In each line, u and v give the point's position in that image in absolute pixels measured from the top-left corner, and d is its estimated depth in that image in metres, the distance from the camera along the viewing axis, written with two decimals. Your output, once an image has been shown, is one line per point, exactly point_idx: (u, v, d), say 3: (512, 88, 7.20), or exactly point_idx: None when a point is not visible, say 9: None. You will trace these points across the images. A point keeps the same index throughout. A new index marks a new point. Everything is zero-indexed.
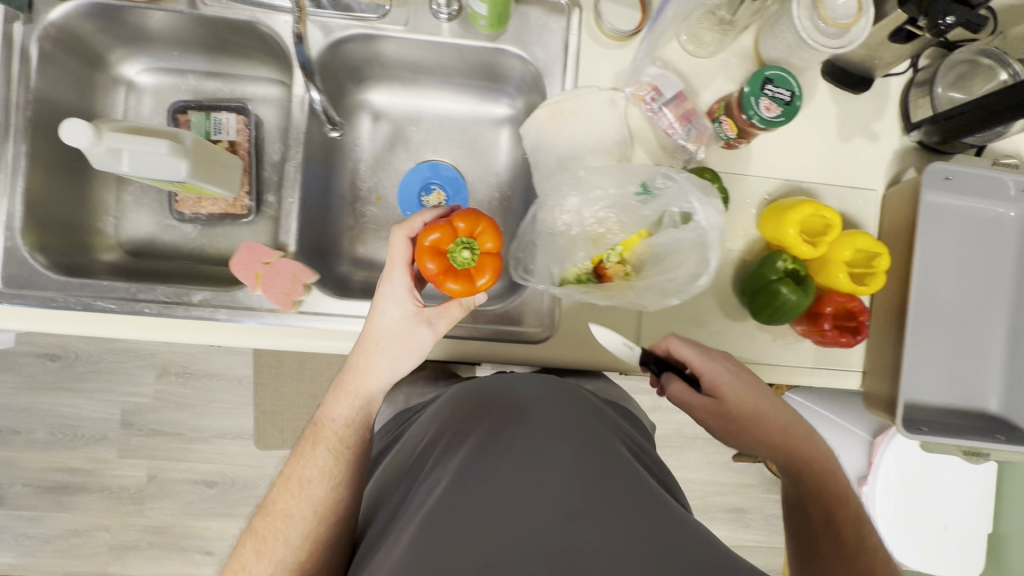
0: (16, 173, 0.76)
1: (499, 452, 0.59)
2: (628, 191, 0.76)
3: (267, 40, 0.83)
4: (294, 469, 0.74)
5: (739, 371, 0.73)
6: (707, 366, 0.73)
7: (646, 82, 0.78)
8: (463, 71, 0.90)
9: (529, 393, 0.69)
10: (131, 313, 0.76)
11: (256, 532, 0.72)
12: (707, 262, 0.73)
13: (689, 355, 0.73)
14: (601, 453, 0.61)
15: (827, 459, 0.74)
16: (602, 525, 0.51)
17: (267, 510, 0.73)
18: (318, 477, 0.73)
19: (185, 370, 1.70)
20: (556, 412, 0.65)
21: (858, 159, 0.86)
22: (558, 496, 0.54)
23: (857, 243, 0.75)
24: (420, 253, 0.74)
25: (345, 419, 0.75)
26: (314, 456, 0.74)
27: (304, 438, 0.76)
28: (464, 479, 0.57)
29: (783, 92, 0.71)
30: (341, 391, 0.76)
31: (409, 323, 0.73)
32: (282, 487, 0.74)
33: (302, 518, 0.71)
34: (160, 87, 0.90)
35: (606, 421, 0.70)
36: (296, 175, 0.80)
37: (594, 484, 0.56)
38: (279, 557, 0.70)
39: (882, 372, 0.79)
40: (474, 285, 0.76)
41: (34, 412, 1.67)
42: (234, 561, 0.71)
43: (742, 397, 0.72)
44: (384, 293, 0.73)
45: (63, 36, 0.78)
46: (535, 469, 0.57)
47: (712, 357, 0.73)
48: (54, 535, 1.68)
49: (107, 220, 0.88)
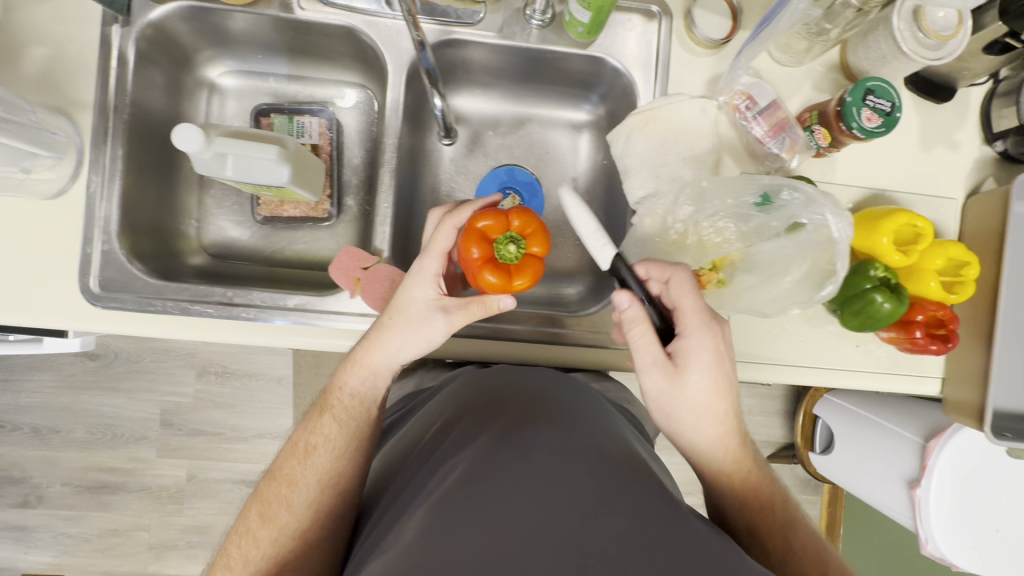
0: (113, 177, 0.76)
1: (519, 447, 0.57)
2: (746, 202, 0.74)
3: (360, 43, 0.83)
4: (301, 438, 0.73)
5: (723, 347, 0.66)
6: (691, 323, 0.65)
7: (741, 90, 0.78)
8: (546, 76, 0.90)
9: (563, 398, 0.68)
10: (229, 318, 0.76)
11: (260, 497, 0.69)
12: (834, 274, 0.71)
13: (683, 300, 0.67)
14: (625, 458, 0.59)
15: (766, 472, 0.71)
16: (622, 523, 0.48)
17: (272, 475, 0.71)
18: (324, 446, 0.71)
19: (226, 370, 1.61)
20: (571, 415, 0.64)
21: (939, 168, 0.86)
22: (576, 493, 0.51)
23: (949, 253, 0.76)
24: (467, 235, 0.76)
25: (353, 390, 0.73)
26: (323, 425, 0.72)
27: (314, 407, 0.75)
28: (482, 466, 0.55)
29: (885, 103, 0.72)
30: (351, 360, 0.73)
31: (425, 306, 0.70)
32: (288, 453, 0.72)
33: (306, 485, 0.69)
34: (245, 90, 0.91)
35: (619, 425, 0.69)
36: (389, 181, 0.80)
37: (614, 484, 0.53)
38: (280, 524, 0.67)
39: (966, 380, 0.80)
40: (509, 281, 0.76)
41: (73, 411, 1.59)
42: (235, 527, 0.68)
43: (706, 374, 0.65)
44: (411, 270, 0.71)
45: (157, 37, 0.78)
46: (554, 465, 0.54)
47: (704, 319, 0.66)
48: (93, 534, 1.61)
49: (191, 223, 0.88)
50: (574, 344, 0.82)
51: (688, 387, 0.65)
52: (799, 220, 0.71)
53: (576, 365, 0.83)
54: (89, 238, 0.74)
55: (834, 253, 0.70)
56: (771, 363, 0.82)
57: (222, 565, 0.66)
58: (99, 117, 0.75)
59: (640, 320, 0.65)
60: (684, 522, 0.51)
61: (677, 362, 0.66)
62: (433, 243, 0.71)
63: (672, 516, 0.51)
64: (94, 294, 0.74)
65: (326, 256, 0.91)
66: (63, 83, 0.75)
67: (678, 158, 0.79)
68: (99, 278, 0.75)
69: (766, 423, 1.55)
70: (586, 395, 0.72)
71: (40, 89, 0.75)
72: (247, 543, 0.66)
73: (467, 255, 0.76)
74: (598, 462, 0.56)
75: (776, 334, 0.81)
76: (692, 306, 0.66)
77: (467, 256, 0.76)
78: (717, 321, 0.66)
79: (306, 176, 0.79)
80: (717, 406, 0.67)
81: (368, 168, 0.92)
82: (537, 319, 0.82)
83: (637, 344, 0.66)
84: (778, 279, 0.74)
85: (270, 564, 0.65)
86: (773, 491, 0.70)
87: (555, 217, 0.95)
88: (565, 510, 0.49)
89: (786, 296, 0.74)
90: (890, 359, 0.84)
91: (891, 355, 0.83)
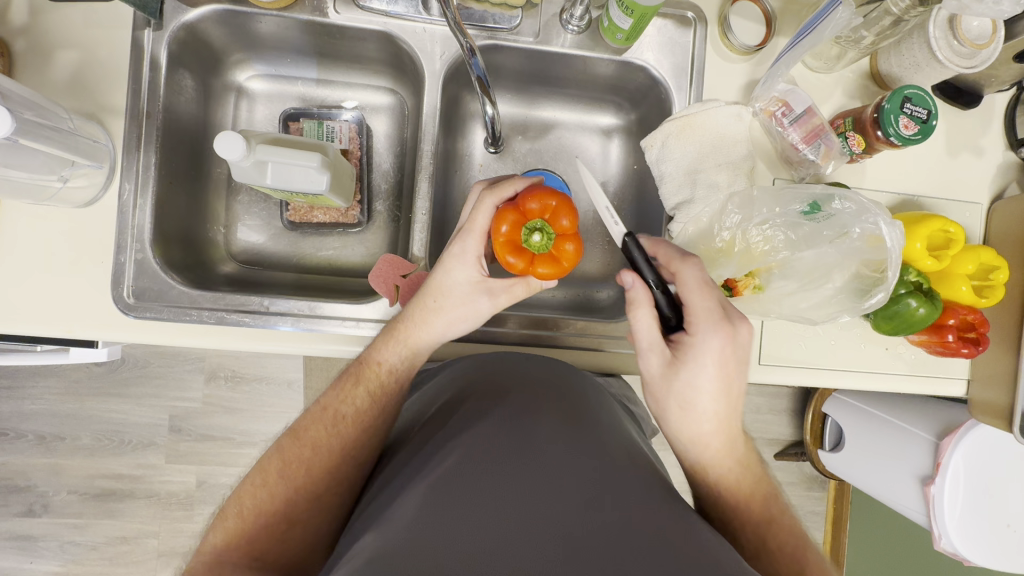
0: (146, 184, 0.74)
1: (522, 429, 0.53)
2: (794, 210, 0.75)
3: (396, 48, 0.82)
4: (330, 402, 0.67)
5: (734, 350, 0.59)
6: (702, 321, 0.59)
7: (777, 96, 0.79)
8: (577, 81, 0.90)
9: (572, 382, 0.65)
10: (266, 327, 0.75)
11: (280, 455, 0.63)
12: (883, 280, 0.73)
13: (693, 298, 0.60)
14: (628, 448, 0.56)
15: (753, 464, 0.64)
16: (624, 521, 0.45)
17: (294, 435, 0.65)
18: (354, 416, 0.66)
19: (235, 375, 1.47)
20: (578, 399, 0.61)
21: (966, 174, 0.87)
22: (580, 482, 0.48)
23: (981, 257, 0.77)
24: (542, 196, 0.69)
25: (391, 366, 0.68)
26: (354, 395, 0.67)
27: (343, 373, 0.69)
28: (484, 449, 0.51)
29: (921, 110, 0.72)
30: (392, 337, 0.69)
31: (469, 288, 0.69)
32: (314, 418, 0.66)
33: (331, 450, 0.63)
34: (274, 94, 0.91)
35: (616, 406, 0.66)
36: (426, 188, 0.80)
37: (618, 480, 0.49)
38: (298, 483, 0.61)
39: (996, 382, 0.81)
40: (493, 240, 0.69)
41: (80, 418, 1.45)
42: (247, 480, 0.62)
43: (708, 374, 0.59)
44: (453, 254, 0.68)
45: (189, 39, 0.77)
46: (558, 456, 0.50)
47: (714, 316, 0.59)
48: (101, 542, 1.46)
49: (218, 229, 0.87)
50: (609, 351, 0.81)
51: (684, 381, 0.59)
52: (850, 229, 0.73)
53: (610, 371, 0.83)
54: (122, 246, 0.73)
55: (886, 259, 0.72)
56: (807, 370, 0.81)
57: (227, 516, 0.59)
58: (132, 123, 0.74)
59: (643, 302, 0.61)
60: (689, 526, 0.47)
61: (682, 354, 0.59)
62: (475, 225, 0.68)
63: (678, 519, 0.48)
64: (128, 304, 0.73)
65: (356, 262, 0.90)
66: (95, 89, 0.75)
67: (715, 164, 0.79)
68: (132, 287, 0.73)
69: (774, 421, 1.49)
70: (595, 387, 0.67)
71: (72, 95, 0.74)
72: (261, 498, 0.60)
73: (527, 199, 0.69)
74: (604, 455, 0.52)
75: (811, 340, 0.81)
76: (701, 302, 0.60)
77: (522, 202, 0.69)
78: (728, 321, 0.59)
79: (340, 183, 0.79)
80: (712, 406, 0.60)
81: (398, 174, 0.92)
82: (572, 327, 0.80)
83: (639, 326, 0.61)
84: (822, 284, 0.74)
85: (283, 522, 0.59)
86: (759, 481, 0.63)
87: (585, 222, 0.94)
88: (565, 505, 0.45)
89: (831, 302, 0.75)
90: (920, 362, 0.84)
91: (922, 360, 0.84)
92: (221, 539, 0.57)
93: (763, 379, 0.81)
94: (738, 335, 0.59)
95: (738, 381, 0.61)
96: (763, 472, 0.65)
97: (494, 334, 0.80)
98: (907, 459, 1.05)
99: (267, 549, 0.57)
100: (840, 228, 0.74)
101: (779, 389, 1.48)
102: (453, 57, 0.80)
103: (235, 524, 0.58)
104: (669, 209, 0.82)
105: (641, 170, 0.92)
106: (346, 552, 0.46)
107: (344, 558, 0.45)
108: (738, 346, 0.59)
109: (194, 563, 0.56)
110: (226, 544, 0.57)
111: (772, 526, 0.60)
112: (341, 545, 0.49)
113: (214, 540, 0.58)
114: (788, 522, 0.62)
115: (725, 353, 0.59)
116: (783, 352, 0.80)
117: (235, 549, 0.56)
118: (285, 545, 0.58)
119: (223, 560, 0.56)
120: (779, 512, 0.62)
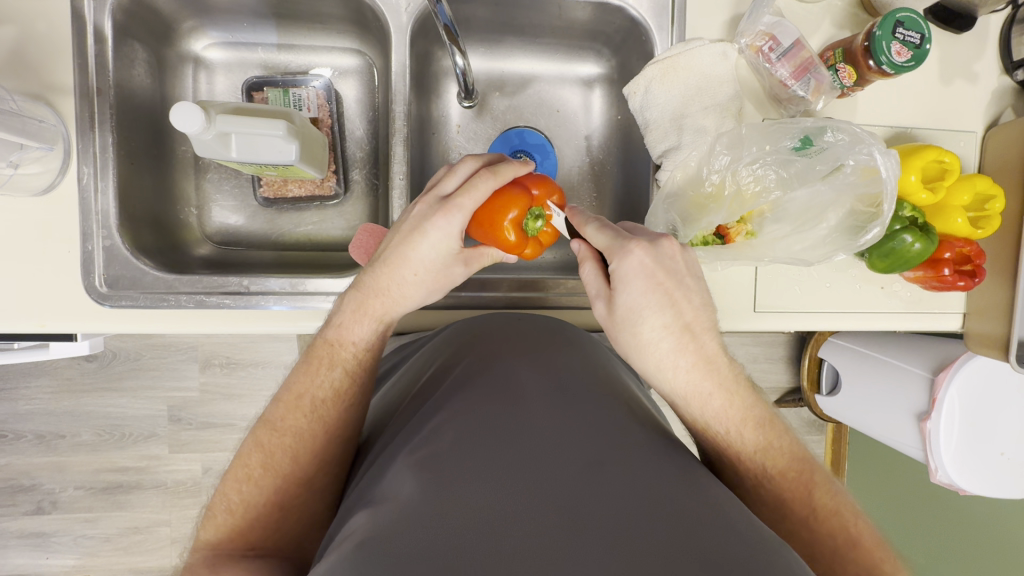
0: (105, 167, 0.71)
1: (513, 404, 0.50)
2: (785, 146, 0.73)
3: (359, 5, 0.77)
4: (303, 388, 0.63)
5: (657, 260, 0.56)
6: (609, 250, 0.57)
7: (763, 30, 0.75)
8: (552, 28, 0.85)
9: (561, 343, 0.62)
10: (249, 307, 0.72)
11: (260, 448, 0.60)
12: (879, 215, 0.71)
13: (596, 238, 0.59)
14: (628, 408, 0.54)
15: (737, 386, 0.58)
16: (628, 481, 0.43)
17: (271, 427, 0.61)
18: (333, 397, 0.63)
19: (230, 361, 1.45)
20: (572, 362, 0.58)
21: (961, 102, 0.83)
22: (576, 451, 0.45)
23: (977, 186, 0.75)
24: (545, 185, 0.70)
25: (366, 343, 0.65)
26: (330, 377, 0.63)
27: (312, 356, 0.65)
28: (478, 420, 0.48)
29: (914, 35, 0.69)
30: (361, 310, 0.65)
31: (447, 260, 0.64)
32: (289, 405, 0.62)
33: (314, 436, 0.60)
34: (233, 63, 0.86)
35: (611, 361, 0.64)
36: (401, 151, 0.77)
37: (618, 439, 0.48)
38: (285, 472, 0.59)
39: (993, 312, 0.80)
40: (502, 223, 0.66)
41: (77, 415, 1.43)
42: (230, 474, 0.59)
43: (641, 291, 0.55)
44: (436, 225, 0.62)
45: (134, 6, 0.72)
46: (554, 424, 0.48)
47: (620, 240, 0.56)
48: (114, 534, 1.47)
49: (190, 210, 0.84)
50: None
51: (623, 309, 0.56)
52: (844, 162, 0.71)
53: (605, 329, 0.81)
54: (87, 234, 0.69)
55: (881, 193, 0.70)
56: (801, 314, 0.80)
57: (216, 512, 0.57)
58: (82, 101, 0.70)
59: (588, 257, 0.60)
60: (693, 479, 0.46)
61: (612, 287, 0.57)
62: (466, 201, 0.61)
63: (682, 474, 0.46)
64: (101, 293, 0.70)
65: (337, 236, 0.87)
66: (38, 66, 0.70)
67: (702, 107, 0.76)
68: (104, 275, 0.70)
69: (771, 369, 1.49)
70: (591, 345, 0.65)
71: (13, 75, 0.69)
72: (248, 490, 0.58)
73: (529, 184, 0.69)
74: (603, 418, 0.50)
75: (806, 283, 0.80)
76: (603, 237, 0.58)
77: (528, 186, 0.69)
78: (636, 236, 0.56)
79: (311, 152, 0.76)
80: (661, 321, 0.56)
81: (372, 140, 0.88)
82: (563, 287, 0.78)
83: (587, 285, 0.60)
84: (815, 225, 0.73)
85: (275, 511, 0.57)
86: (747, 408, 0.58)
87: (570, 179, 0.91)
88: (563, 468, 0.43)
89: (825, 242, 0.73)
90: (917, 298, 0.82)
91: (919, 296, 0.82)
92: (216, 535, 0.56)
93: (759, 326, 0.80)
94: (655, 246, 0.56)
95: (685, 290, 0.56)
96: (752, 391, 0.60)
97: (484, 298, 0.78)
98: (900, 395, 1.05)
99: (264, 538, 0.56)
100: (833, 162, 0.71)
101: (774, 337, 1.48)
102: (420, 10, 0.75)
103: (225, 519, 0.56)
104: (655, 157, 0.79)
105: (625, 120, 0.88)
106: (342, 531, 0.44)
107: (337, 538, 0.43)
108: (662, 256, 0.56)
109: (190, 561, 0.55)
110: (221, 539, 0.55)
111: (761, 452, 0.57)
112: (336, 525, 0.47)
113: (208, 535, 0.56)
114: (790, 444, 0.59)
115: (645, 269, 0.55)
116: (779, 295, 0.79)
117: (228, 542, 0.55)
118: (281, 532, 0.57)
119: (220, 556, 0.54)
120: (780, 432, 0.59)
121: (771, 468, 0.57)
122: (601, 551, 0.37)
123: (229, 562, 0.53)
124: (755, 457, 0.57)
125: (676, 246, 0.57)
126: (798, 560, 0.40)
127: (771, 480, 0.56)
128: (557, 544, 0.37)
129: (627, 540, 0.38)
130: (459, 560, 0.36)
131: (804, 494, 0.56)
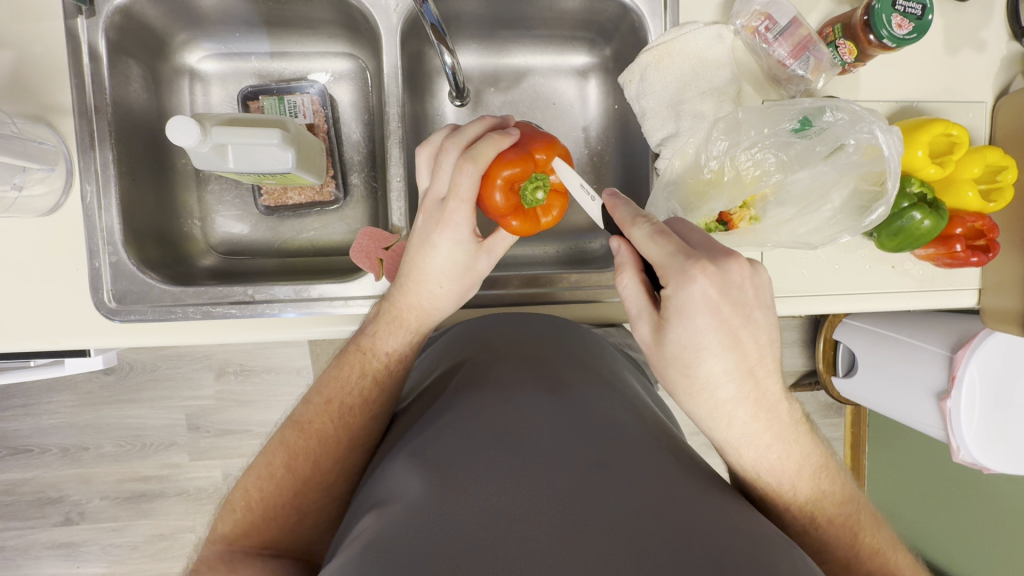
0: (107, 184, 0.71)
1: (518, 404, 0.50)
2: (784, 129, 0.72)
3: (348, 9, 0.77)
4: (332, 392, 0.64)
5: (723, 289, 0.48)
6: (667, 274, 0.50)
7: (759, 10, 0.73)
8: (544, 20, 0.85)
9: (566, 345, 0.62)
10: (255, 316, 0.73)
11: (284, 448, 0.61)
12: (884, 193, 0.70)
13: (650, 249, 0.52)
14: (634, 407, 0.53)
15: (800, 438, 0.55)
16: (633, 482, 0.43)
17: (296, 427, 0.62)
18: (360, 405, 0.63)
19: (244, 368, 1.46)
20: (580, 362, 0.58)
21: (969, 72, 0.81)
22: (582, 452, 0.45)
23: (988, 158, 0.73)
24: (490, 183, 0.63)
25: (397, 354, 0.65)
26: (360, 385, 0.64)
27: (343, 360, 0.66)
28: (480, 423, 0.48)
29: (915, 6, 0.67)
30: (393, 322, 0.66)
31: (468, 261, 0.64)
32: (317, 409, 0.63)
33: (339, 442, 0.61)
34: (228, 73, 0.86)
35: (618, 360, 0.65)
36: (398, 154, 0.76)
37: (623, 440, 0.47)
38: (306, 475, 0.60)
39: (1005, 286, 0.78)
40: (537, 224, 0.68)
41: (99, 427, 1.46)
42: (252, 470, 0.60)
43: (699, 324, 0.49)
44: (442, 233, 0.61)
45: (127, 22, 0.73)
46: (559, 426, 0.47)
47: (679, 260, 0.50)
48: (140, 541, 1.50)
49: (194, 222, 0.84)
50: (605, 302, 0.79)
51: (675, 343, 0.51)
52: (845, 142, 0.70)
53: (611, 322, 0.81)
54: (94, 251, 0.70)
55: (885, 170, 0.69)
56: (809, 297, 0.79)
57: (234, 507, 0.58)
58: (82, 121, 0.71)
59: (629, 265, 0.55)
60: (699, 481, 0.45)
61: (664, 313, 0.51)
62: (460, 202, 0.60)
63: (684, 472, 0.46)
64: (111, 308, 0.71)
65: (339, 240, 0.88)
66: (37, 88, 0.71)
67: (698, 92, 0.74)
68: (112, 291, 0.71)
69: (785, 353, 1.47)
70: (594, 344, 0.65)
71: (13, 98, 0.71)
72: (266, 490, 0.59)
73: (491, 203, 0.64)
74: (609, 418, 0.50)
75: (814, 266, 0.78)
76: (662, 250, 0.51)
77: (494, 205, 0.64)
78: (699, 258, 0.49)
79: (308, 158, 0.76)
80: (722, 362, 0.50)
81: (369, 144, 0.88)
82: (566, 281, 0.78)
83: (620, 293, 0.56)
84: (819, 207, 0.71)
85: (293, 514, 0.58)
86: (805, 463, 0.55)
87: None
88: (569, 468, 0.43)
89: (831, 224, 0.72)
90: (929, 276, 0.81)
91: (931, 274, 0.80)
92: (231, 531, 0.57)
93: None
94: (720, 272, 0.48)
95: (752, 325, 0.50)
96: (808, 433, 0.57)
97: (488, 297, 0.78)
98: (917, 374, 1.03)
99: (280, 538, 0.57)
100: (835, 139, 0.70)
101: (787, 320, 1.46)
102: (408, 10, 0.75)
103: (242, 515, 0.57)
104: (654, 146, 0.77)
105: (622, 109, 0.87)
106: (351, 531, 0.44)
107: (348, 539, 0.43)
108: (727, 284, 0.48)
109: (205, 553, 0.56)
110: (238, 534, 0.56)
111: (813, 503, 0.55)
112: (345, 526, 0.48)
113: (224, 529, 0.57)
114: (839, 487, 0.57)
115: (709, 307, 0.48)
116: (786, 280, 0.78)
117: (245, 539, 0.56)
118: (296, 534, 0.58)
119: (236, 552, 0.55)
120: (831, 476, 0.57)
121: (820, 516, 0.56)
122: (601, 553, 0.37)
123: (245, 560, 0.54)
124: (805, 508, 0.55)
125: (745, 269, 0.49)
126: (804, 562, 0.39)
127: (817, 529, 0.55)
128: (557, 549, 0.37)
129: (626, 542, 0.37)
130: (462, 560, 0.36)
131: (849, 534, 0.56)
